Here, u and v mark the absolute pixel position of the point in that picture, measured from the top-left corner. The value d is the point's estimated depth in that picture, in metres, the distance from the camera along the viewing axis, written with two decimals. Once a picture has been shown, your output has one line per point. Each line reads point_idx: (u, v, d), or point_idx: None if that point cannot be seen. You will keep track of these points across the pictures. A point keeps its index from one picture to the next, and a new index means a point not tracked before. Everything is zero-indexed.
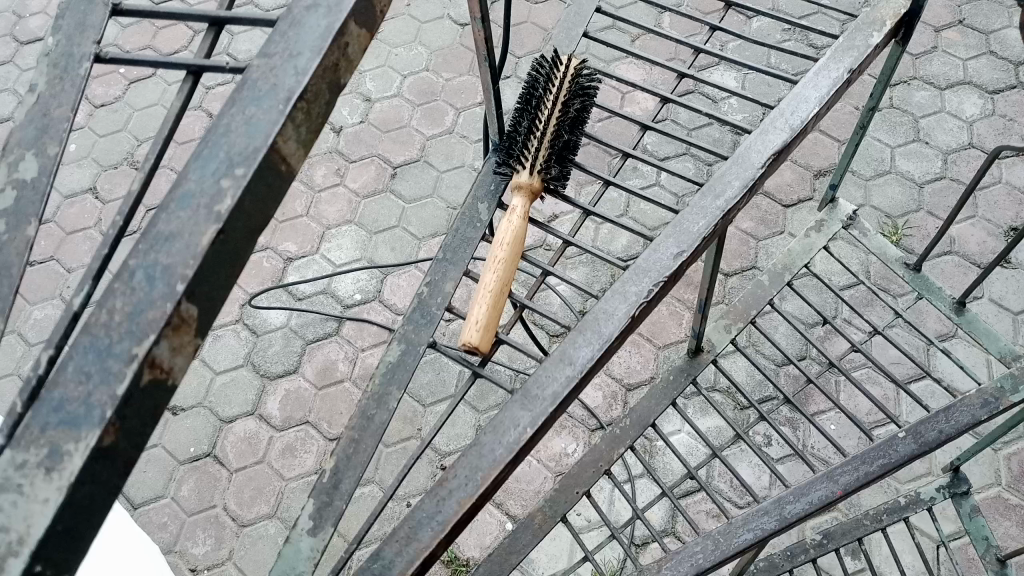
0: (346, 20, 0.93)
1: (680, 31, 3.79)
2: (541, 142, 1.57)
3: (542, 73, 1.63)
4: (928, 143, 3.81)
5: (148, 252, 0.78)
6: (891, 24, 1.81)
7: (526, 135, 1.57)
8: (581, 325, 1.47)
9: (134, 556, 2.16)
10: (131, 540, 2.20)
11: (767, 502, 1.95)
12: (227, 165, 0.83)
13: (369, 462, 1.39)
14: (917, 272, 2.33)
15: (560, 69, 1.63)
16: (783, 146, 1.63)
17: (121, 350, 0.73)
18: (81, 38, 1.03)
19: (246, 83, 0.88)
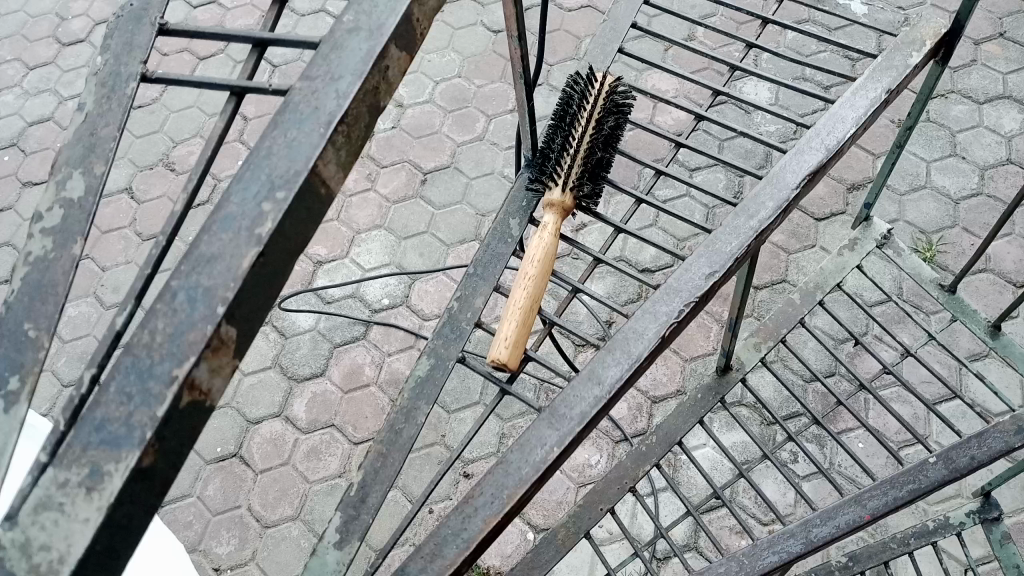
0: (387, 43, 0.94)
1: (713, 44, 3.76)
2: (575, 160, 1.56)
3: (577, 89, 1.63)
4: (964, 158, 3.75)
5: (190, 273, 0.79)
6: (930, 45, 1.79)
7: (559, 152, 1.57)
8: (610, 345, 1.46)
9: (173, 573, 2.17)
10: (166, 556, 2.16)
11: (792, 525, 1.95)
12: (269, 188, 0.84)
13: (396, 478, 1.39)
14: (952, 293, 2.28)
15: (595, 85, 1.63)
16: (818, 166, 1.61)
17: (162, 372, 0.75)
18: (129, 58, 1.06)
19: (288, 105, 0.89)
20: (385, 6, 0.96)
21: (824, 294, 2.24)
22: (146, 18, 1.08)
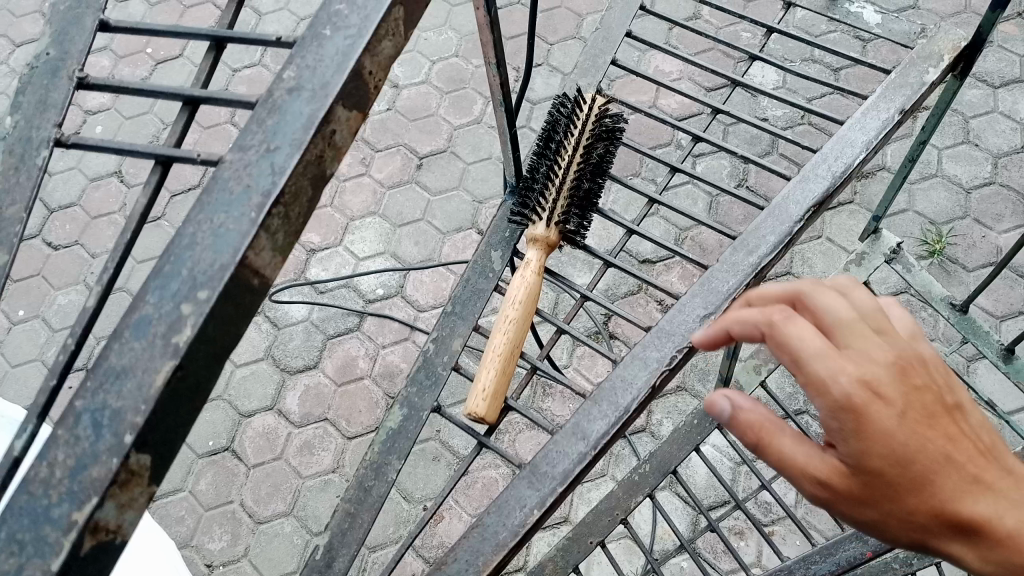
0: (333, 104, 0.82)
1: (719, 24, 3.57)
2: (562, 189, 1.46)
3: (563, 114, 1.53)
4: (977, 145, 3.60)
5: (96, 391, 0.70)
6: (949, 59, 1.64)
7: (544, 183, 1.47)
8: (596, 395, 1.36)
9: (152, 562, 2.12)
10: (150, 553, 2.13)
11: (791, 561, 1.86)
12: (189, 287, 0.73)
13: (364, 539, 1.33)
14: (964, 313, 2.18)
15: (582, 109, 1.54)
16: (824, 196, 1.50)
17: (58, 516, 0.66)
18: (42, 120, 0.91)
19: (216, 182, 0.78)
20: (332, 61, 0.84)
21: None
22: (63, 70, 0.94)
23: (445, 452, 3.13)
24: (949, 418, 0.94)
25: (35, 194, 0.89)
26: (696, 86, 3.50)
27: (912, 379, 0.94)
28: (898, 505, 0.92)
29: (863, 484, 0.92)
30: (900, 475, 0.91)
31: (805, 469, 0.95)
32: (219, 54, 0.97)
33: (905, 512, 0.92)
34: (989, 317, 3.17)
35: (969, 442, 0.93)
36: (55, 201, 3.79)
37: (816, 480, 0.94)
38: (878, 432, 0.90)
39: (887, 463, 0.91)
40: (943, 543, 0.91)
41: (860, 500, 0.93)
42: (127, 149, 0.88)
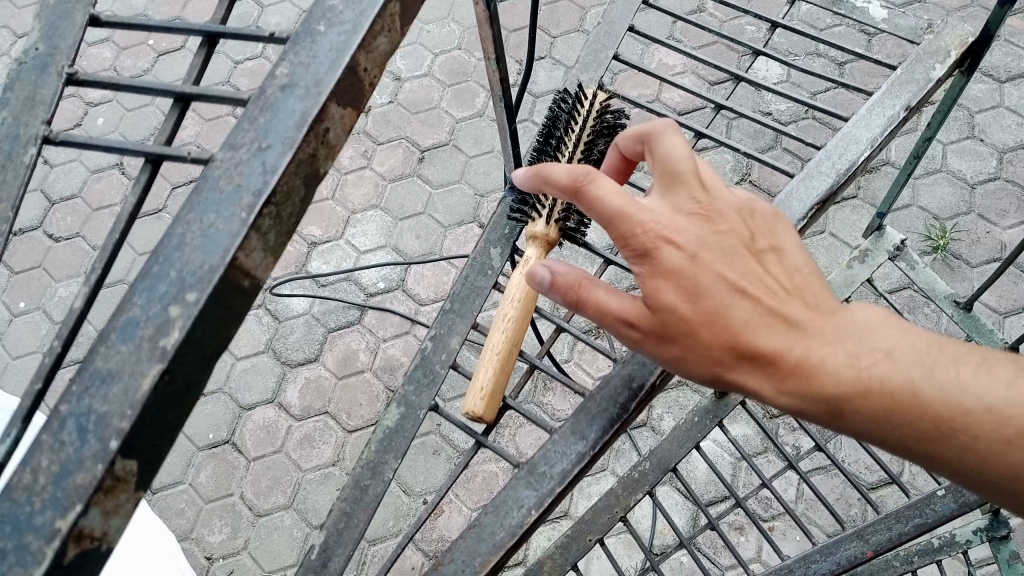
0: (326, 102, 0.80)
1: (723, 17, 3.55)
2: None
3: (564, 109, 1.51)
4: (982, 140, 3.57)
5: (81, 396, 0.69)
6: (956, 56, 1.62)
7: None
8: (596, 394, 1.34)
9: (153, 552, 2.14)
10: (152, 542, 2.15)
11: (792, 560, 1.84)
12: (177, 289, 0.72)
13: (361, 538, 1.32)
14: (968, 312, 2.16)
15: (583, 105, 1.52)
16: (827, 193, 1.48)
17: (42, 523, 0.65)
18: (30, 116, 0.90)
19: (206, 181, 0.77)
20: (326, 57, 0.82)
21: None
22: (52, 65, 0.92)
23: (445, 446, 3.12)
24: (736, 261, 1.10)
25: (23, 192, 0.87)
26: (699, 80, 3.48)
27: (703, 227, 1.10)
28: (691, 341, 1.07)
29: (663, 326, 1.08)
30: (692, 314, 1.06)
31: (615, 317, 1.10)
32: (211, 51, 0.95)
33: (695, 348, 1.08)
34: (993, 314, 3.14)
35: (755, 280, 1.09)
36: (56, 193, 3.78)
37: (626, 326, 1.10)
38: (672, 276, 1.06)
39: (680, 303, 1.06)
40: (730, 371, 1.08)
41: (660, 342, 1.09)
42: (116, 145, 0.86)
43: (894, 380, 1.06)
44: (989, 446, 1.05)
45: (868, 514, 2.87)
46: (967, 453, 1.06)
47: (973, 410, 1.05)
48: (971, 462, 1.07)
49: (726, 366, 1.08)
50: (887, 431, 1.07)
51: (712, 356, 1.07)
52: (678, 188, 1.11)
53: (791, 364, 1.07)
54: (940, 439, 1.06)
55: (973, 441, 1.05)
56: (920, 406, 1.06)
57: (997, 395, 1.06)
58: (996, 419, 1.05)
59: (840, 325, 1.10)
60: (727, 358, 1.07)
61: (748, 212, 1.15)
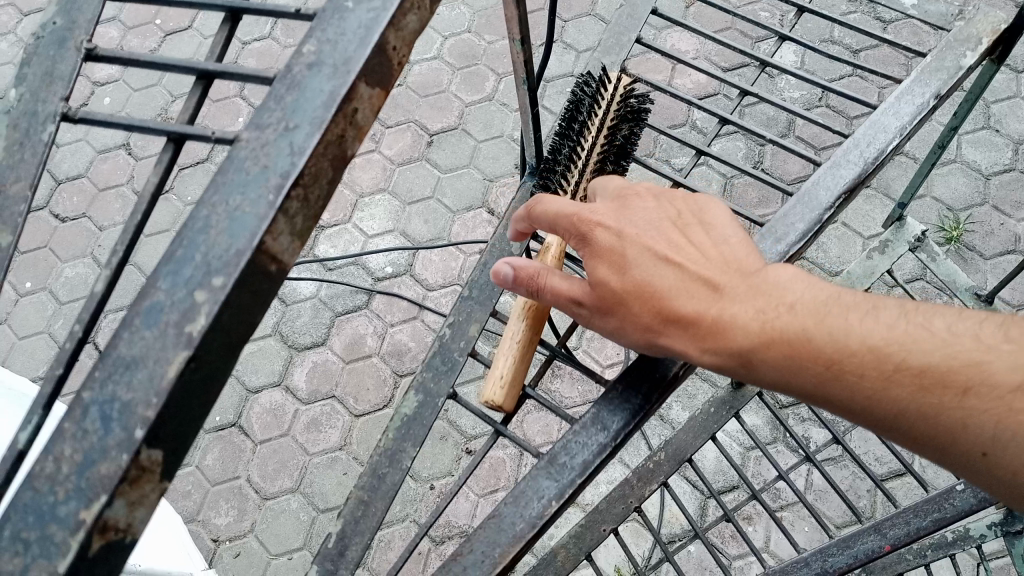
0: (355, 82, 0.77)
1: (737, 2, 3.49)
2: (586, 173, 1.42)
3: (587, 93, 1.49)
4: (998, 131, 3.53)
5: (104, 382, 0.67)
6: (988, 43, 1.58)
7: (566, 164, 1.42)
8: (619, 384, 1.32)
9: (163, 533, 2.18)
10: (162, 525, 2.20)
11: (809, 553, 1.82)
12: (203, 273, 0.69)
13: (377, 527, 1.30)
14: (989, 304, 2.15)
15: (605, 90, 1.50)
16: (855, 181, 1.46)
17: (66, 514, 0.63)
18: (48, 93, 0.87)
19: (232, 162, 0.74)
20: (354, 35, 0.79)
21: None
22: (71, 40, 0.89)
23: (452, 432, 3.10)
24: (659, 234, 1.19)
25: (41, 171, 0.85)
26: (713, 66, 3.42)
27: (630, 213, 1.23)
28: (619, 304, 1.16)
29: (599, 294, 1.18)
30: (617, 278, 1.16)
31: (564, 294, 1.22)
32: (234, 26, 0.92)
33: (621, 309, 1.16)
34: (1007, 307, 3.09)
35: (675, 246, 1.17)
36: (63, 173, 3.76)
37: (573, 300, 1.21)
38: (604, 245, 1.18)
39: (608, 271, 1.17)
40: (655, 332, 1.14)
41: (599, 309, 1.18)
42: (138, 123, 0.83)
43: (790, 327, 1.06)
44: (877, 386, 1.01)
45: (877, 506, 2.85)
46: (863, 395, 1.02)
47: (864, 351, 1.02)
48: (871, 406, 1.02)
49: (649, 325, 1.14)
50: (794, 383, 1.06)
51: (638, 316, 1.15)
52: (624, 192, 1.28)
53: (706, 320, 1.10)
54: (839, 382, 1.03)
55: (868, 381, 1.01)
56: (818, 352, 1.04)
57: (887, 336, 1.02)
58: (886, 357, 1.01)
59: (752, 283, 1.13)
60: (647, 316, 1.14)
61: (683, 202, 1.27)
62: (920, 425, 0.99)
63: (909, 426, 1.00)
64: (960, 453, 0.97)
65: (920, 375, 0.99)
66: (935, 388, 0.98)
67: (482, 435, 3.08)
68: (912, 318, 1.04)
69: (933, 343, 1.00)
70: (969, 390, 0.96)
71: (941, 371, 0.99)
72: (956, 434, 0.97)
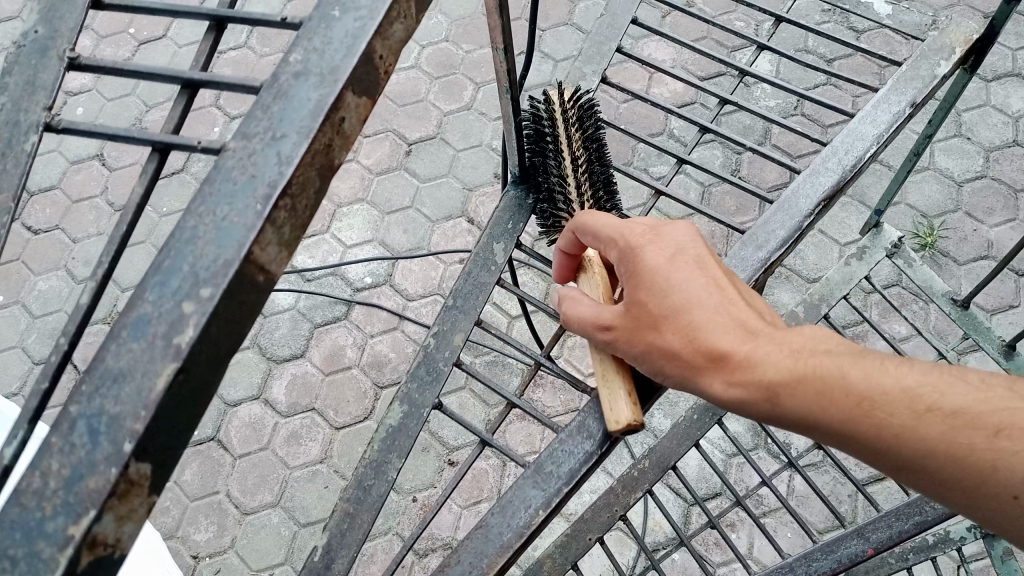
0: (342, 90, 0.77)
1: (714, 11, 3.53)
2: (583, 182, 1.45)
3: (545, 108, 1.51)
4: (970, 138, 3.59)
5: (92, 395, 0.65)
6: (961, 52, 1.61)
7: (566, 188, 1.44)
8: (604, 391, 1.32)
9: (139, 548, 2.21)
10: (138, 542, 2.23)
11: (792, 559, 1.82)
12: (191, 283, 0.69)
13: (363, 540, 1.29)
14: (965, 309, 2.17)
15: (552, 100, 1.50)
16: (834, 189, 1.48)
17: (53, 531, 0.62)
18: (30, 103, 0.86)
19: (219, 172, 0.74)
20: (341, 44, 0.79)
21: (828, 306, 2.14)
22: (53, 49, 0.88)
23: (435, 444, 3.08)
24: None
25: (24, 183, 0.83)
26: (690, 74, 3.46)
27: None
28: (651, 332, 1.14)
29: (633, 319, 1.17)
30: (655, 304, 1.15)
31: (594, 319, 1.21)
32: (219, 35, 0.92)
33: (654, 333, 1.14)
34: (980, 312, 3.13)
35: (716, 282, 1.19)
36: (35, 185, 3.70)
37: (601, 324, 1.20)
38: (648, 268, 1.18)
39: (646, 296, 1.16)
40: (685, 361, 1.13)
41: (629, 334, 1.16)
42: (123, 133, 0.82)
43: (826, 365, 1.08)
44: (909, 424, 1.02)
45: (858, 512, 2.87)
46: (893, 437, 1.03)
47: (898, 392, 1.04)
48: (900, 447, 1.03)
49: (680, 355, 1.13)
50: (824, 418, 1.06)
51: (670, 346, 1.13)
52: None
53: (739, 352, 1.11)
54: (870, 420, 1.04)
55: (899, 419, 1.03)
56: (851, 389, 1.06)
57: (919, 382, 1.06)
58: (918, 399, 1.04)
59: (786, 329, 1.15)
60: (679, 346, 1.12)
61: None
62: (948, 466, 1.01)
63: (938, 468, 1.01)
64: (983, 498, 0.99)
65: (952, 416, 1.02)
66: (967, 428, 1.01)
67: (464, 446, 3.07)
68: (940, 370, 1.08)
69: (962, 392, 1.04)
70: (1001, 431, 0.99)
71: (972, 415, 1.01)
72: (986, 476, 0.98)
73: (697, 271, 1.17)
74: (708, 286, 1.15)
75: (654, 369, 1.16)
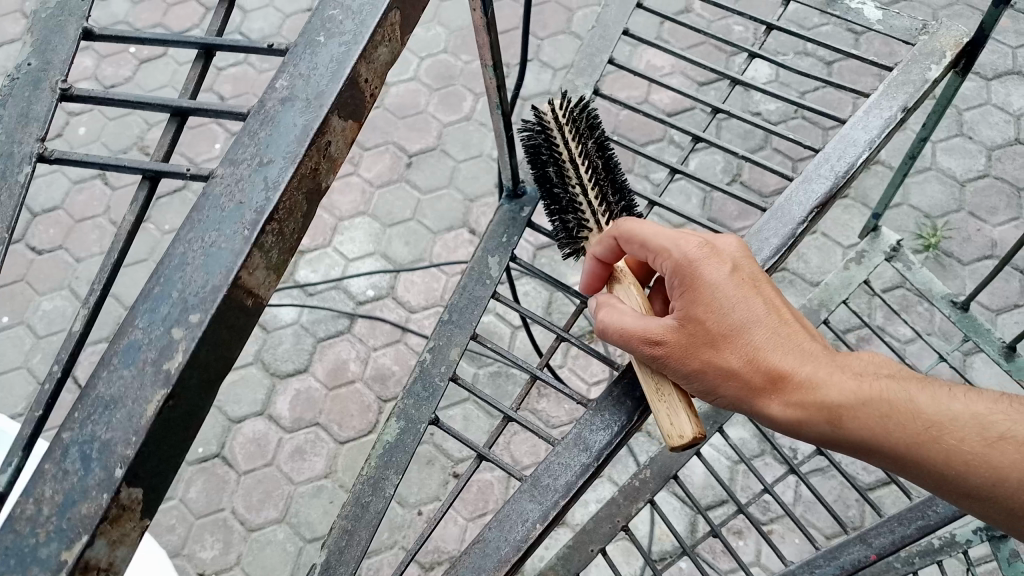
0: (328, 114, 0.78)
1: (710, 17, 3.55)
2: (596, 198, 1.43)
3: (542, 132, 1.49)
4: (970, 138, 3.59)
5: (83, 422, 0.66)
6: (951, 56, 1.62)
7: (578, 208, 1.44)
8: (600, 404, 1.32)
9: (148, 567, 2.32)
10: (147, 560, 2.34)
11: (796, 566, 1.81)
12: (181, 309, 0.70)
13: (363, 556, 1.29)
14: (965, 311, 2.17)
15: (546, 113, 1.48)
16: (827, 196, 1.48)
17: (45, 557, 0.63)
18: (23, 133, 0.87)
19: (206, 199, 0.75)
20: (326, 68, 0.80)
21: (828, 311, 2.13)
22: (44, 80, 0.90)
23: (440, 456, 3.09)
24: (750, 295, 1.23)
25: (17, 212, 0.85)
26: (688, 81, 3.47)
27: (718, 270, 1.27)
28: (709, 350, 1.17)
29: (690, 337, 1.17)
30: (714, 324, 1.17)
31: (641, 331, 1.19)
32: (208, 63, 0.93)
33: (712, 353, 1.16)
34: (985, 312, 3.12)
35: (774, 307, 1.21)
36: (39, 205, 3.72)
37: (650, 338, 1.18)
38: (708, 288, 1.19)
39: (703, 315, 1.18)
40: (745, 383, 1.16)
41: (686, 350, 1.17)
42: (114, 162, 0.83)
43: (890, 391, 1.11)
44: (978, 451, 1.04)
45: (865, 516, 2.86)
46: (959, 463, 1.05)
47: (966, 419, 1.07)
48: (967, 473, 1.05)
49: (738, 374, 1.16)
50: (889, 443, 1.09)
51: (728, 365, 1.16)
52: None
53: (799, 377, 1.14)
54: (936, 445, 1.06)
55: (966, 446, 1.05)
56: (916, 415, 1.08)
57: (986, 409, 1.07)
58: (986, 426, 1.06)
59: (845, 356, 1.18)
60: (738, 366, 1.16)
61: None
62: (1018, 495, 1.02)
63: (1007, 496, 1.03)
64: None
65: None
66: None
67: (468, 458, 3.07)
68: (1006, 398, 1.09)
69: None
70: None
71: None
72: None
73: (753, 294, 1.19)
74: (767, 311, 1.18)
75: (710, 389, 1.18)
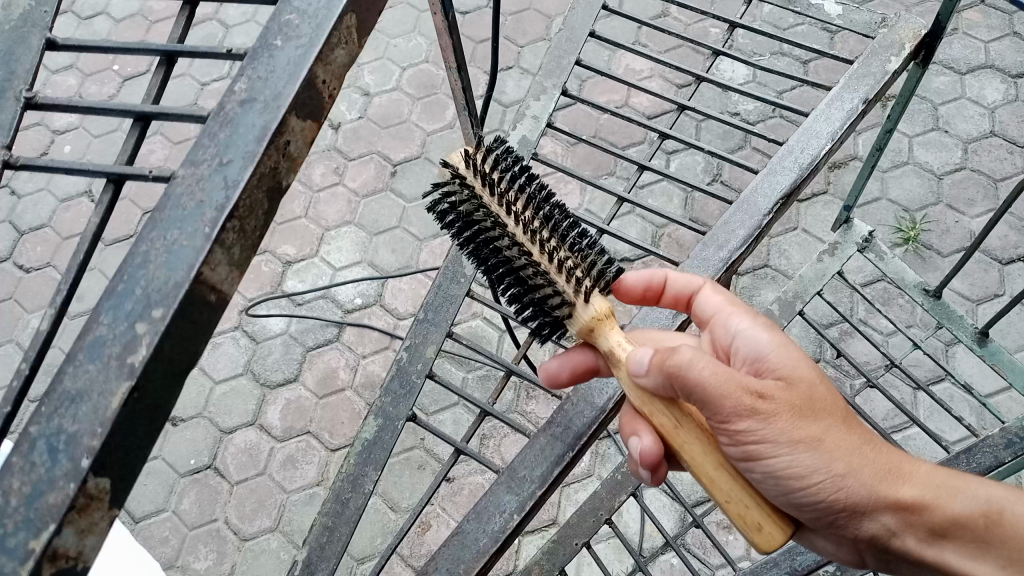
0: (285, 115, 0.81)
1: (687, 20, 3.59)
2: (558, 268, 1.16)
3: (465, 205, 1.19)
4: (947, 131, 3.63)
5: (51, 416, 0.69)
6: (910, 48, 1.66)
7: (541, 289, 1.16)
8: (574, 397, 1.35)
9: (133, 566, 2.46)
10: (131, 560, 2.48)
11: (777, 554, 1.83)
12: (143, 305, 0.72)
13: (343, 552, 1.33)
14: (937, 298, 2.22)
15: (462, 178, 1.18)
16: (791, 187, 1.51)
17: (15, 545, 0.65)
18: None
19: (169, 199, 0.77)
20: (284, 71, 0.83)
21: (803, 303, 2.17)
22: (8, 90, 0.94)
23: (430, 460, 3.10)
24: None
25: None
26: (667, 84, 3.51)
27: None
28: (829, 419, 1.17)
29: (814, 402, 1.17)
30: (828, 394, 1.20)
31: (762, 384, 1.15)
32: (169, 72, 0.98)
33: (837, 420, 1.18)
34: (965, 302, 3.15)
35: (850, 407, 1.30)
36: (25, 223, 3.74)
37: (772, 393, 1.15)
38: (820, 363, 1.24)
39: (807, 379, 1.19)
40: (866, 454, 1.17)
41: (813, 415, 1.16)
42: (78, 167, 0.86)
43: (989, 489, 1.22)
44: None
45: None
46: None
47: None
48: None
49: (855, 447, 1.17)
50: (1000, 536, 1.18)
51: (844, 436, 1.17)
52: None
53: (909, 462, 1.21)
54: None
55: None
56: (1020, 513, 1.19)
57: None
58: None
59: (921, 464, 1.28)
60: (857, 440, 1.18)
61: None
62: None
63: None
64: None
65: None
66: None
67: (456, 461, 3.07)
68: None
69: None
70: None
71: None
72: None
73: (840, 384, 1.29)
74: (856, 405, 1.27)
75: (828, 458, 1.15)
